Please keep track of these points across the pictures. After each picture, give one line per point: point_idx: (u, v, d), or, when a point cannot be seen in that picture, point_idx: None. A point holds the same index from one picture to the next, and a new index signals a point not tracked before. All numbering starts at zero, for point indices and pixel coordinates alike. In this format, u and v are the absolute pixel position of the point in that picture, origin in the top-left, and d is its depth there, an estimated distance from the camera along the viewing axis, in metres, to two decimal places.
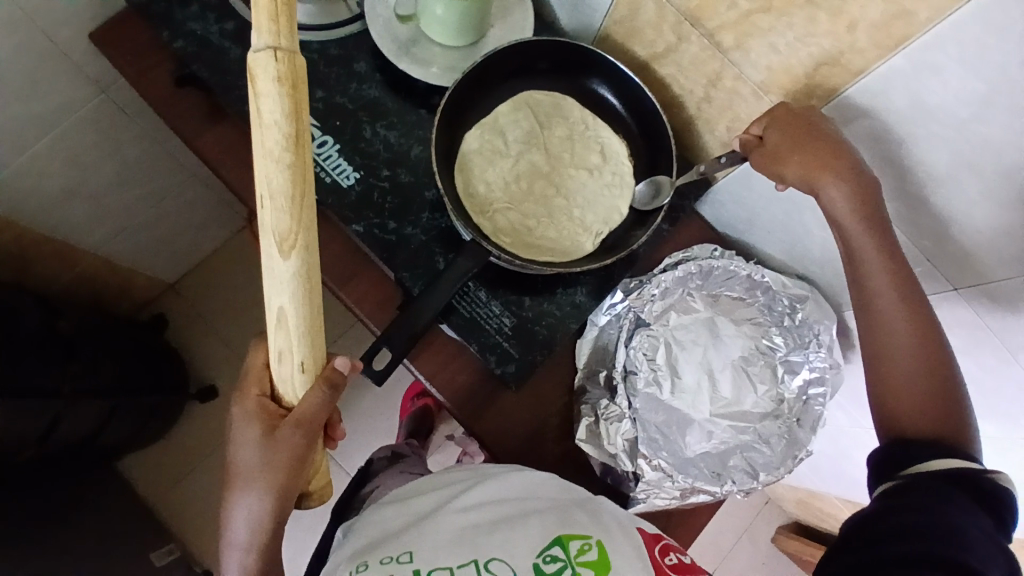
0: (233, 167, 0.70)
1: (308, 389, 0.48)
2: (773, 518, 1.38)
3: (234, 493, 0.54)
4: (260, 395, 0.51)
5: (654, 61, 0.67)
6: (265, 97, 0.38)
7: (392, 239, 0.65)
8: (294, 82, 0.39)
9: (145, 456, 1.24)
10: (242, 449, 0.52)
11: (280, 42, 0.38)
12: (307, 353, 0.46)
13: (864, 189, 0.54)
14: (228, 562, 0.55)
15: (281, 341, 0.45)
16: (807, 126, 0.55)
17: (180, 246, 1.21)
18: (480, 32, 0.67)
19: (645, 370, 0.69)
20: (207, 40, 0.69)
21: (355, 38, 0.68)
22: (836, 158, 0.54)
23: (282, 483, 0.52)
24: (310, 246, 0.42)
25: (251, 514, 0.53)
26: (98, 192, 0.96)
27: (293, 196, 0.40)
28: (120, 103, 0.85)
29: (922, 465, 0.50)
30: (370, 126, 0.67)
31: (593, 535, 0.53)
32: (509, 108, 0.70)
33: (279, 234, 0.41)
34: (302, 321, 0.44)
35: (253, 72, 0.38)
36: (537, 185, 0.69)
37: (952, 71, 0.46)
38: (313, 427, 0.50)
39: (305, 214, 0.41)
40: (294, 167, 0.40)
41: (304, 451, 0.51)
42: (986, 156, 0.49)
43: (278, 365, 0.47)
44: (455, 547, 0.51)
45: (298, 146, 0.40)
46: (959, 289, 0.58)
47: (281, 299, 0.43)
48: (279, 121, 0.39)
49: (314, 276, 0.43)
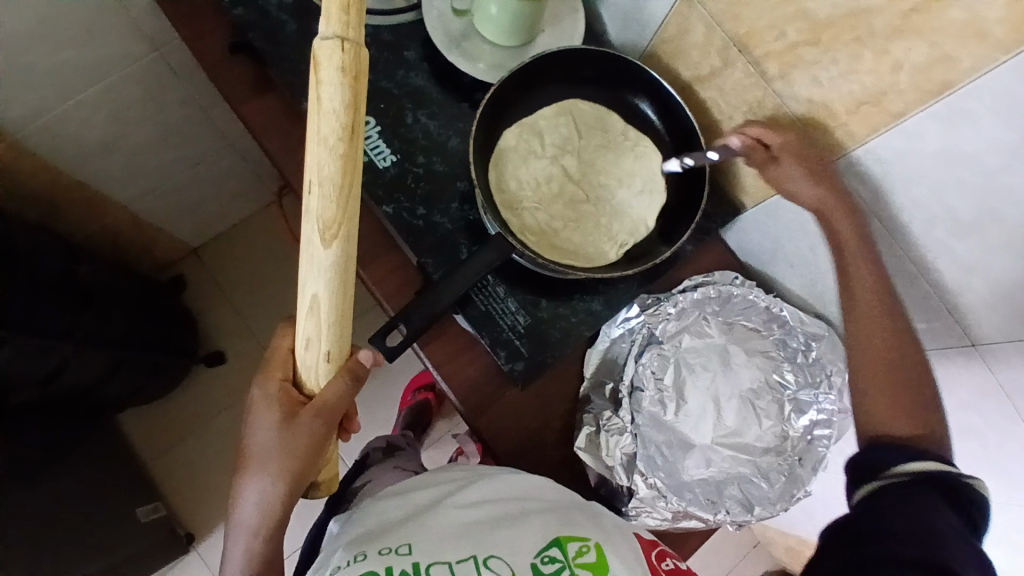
0: (274, 137, 0.72)
1: (331, 378, 0.49)
2: (761, 562, 1.36)
3: (244, 475, 0.53)
4: (282, 379, 0.51)
5: (697, 83, 0.68)
6: (325, 85, 0.39)
7: (420, 224, 0.66)
8: (355, 74, 0.40)
9: (145, 413, 1.25)
10: (259, 430, 0.52)
11: (347, 34, 0.39)
12: (334, 343, 0.47)
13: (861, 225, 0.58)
14: (232, 545, 0.54)
15: (311, 327, 0.45)
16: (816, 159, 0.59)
17: (208, 212, 1.24)
18: (530, 35, 0.68)
19: (651, 389, 0.68)
20: (266, 12, 0.71)
21: (409, 27, 0.70)
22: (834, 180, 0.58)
23: (296, 470, 0.52)
24: (350, 237, 0.43)
25: (260, 498, 0.52)
26: (136, 148, 0.98)
27: (340, 183, 0.41)
28: (172, 64, 0.88)
29: (902, 467, 0.52)
30: (411, 112, 0.68)
31: (591, 537, 0.53)
32: (551, 112, 0.71)
33: (323, 220, 0.42)
34: (334, 311, 0.45)
35: (317, 58, 0.39)
36: (567, 190, 0.70)
37: (985, 122, 0.46)
38: (332, 417, 0.51)
39: (349, 204, 0.42)
40: (346, 155, 0.41)
41: (321, 439, 0.51)
42: (1011, 209, 0.49)
43: (303, 351, 0.48)
44: (456, 540, 0.51)
45: (352, 136, 0.41)
46: (976, 342, 0.58)
47: (316, 285, 0.43)
48: (337, 109, 0.40)
49: (349, 266, 0.44)
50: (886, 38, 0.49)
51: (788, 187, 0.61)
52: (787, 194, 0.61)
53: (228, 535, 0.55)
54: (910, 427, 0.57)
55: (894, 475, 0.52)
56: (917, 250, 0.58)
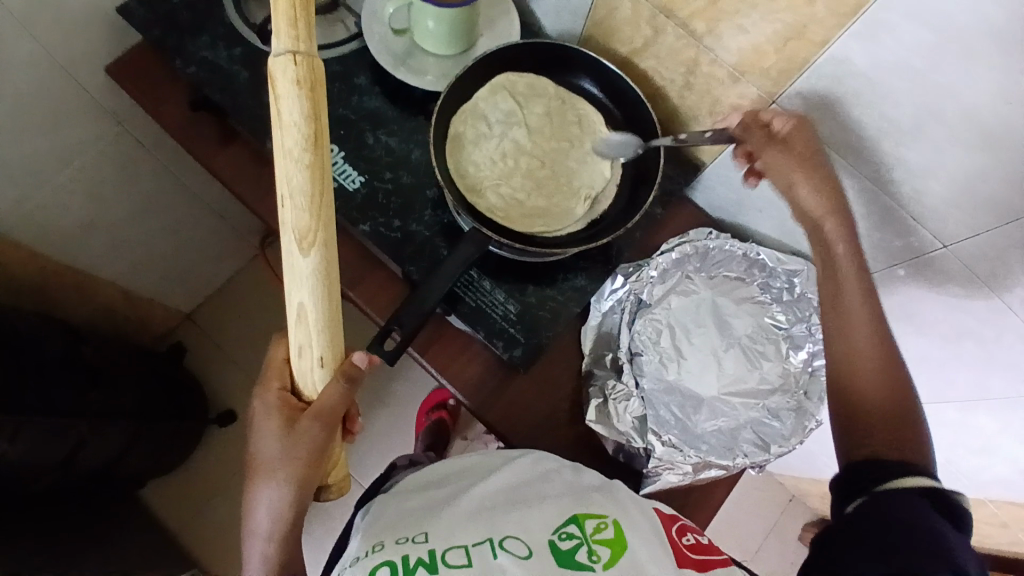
0: (245, 184, 0.75)
1: (326, 383, 0.52)
2: (801, 516, 1.36)
3: (256, 484, 0.56)
4: (281, 388, 0.55)
5: (635, 55, 0.71)
6: (284, 98, 0.42)
7: (399, 236, 0.68)
8: (312, 83, 0.42)
9: (168, 487, 1.26)
10: (263, 440, 0.55)
11: (298, 47, 0.42)
12: (325, 348, 0.49)
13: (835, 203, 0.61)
14: (250, 553, 0.58)
15: (301, 336, 0.48)
16: (809, 148, 0.60)
17: (197, 276, 1.27)
18: (470, 39, 0.71)
19: (651, 353, 0.71)
20: (217, 66, 0.74)
21: (355, 55, 0.73)
22: (817, 164, 0.60)
23: (302, 473, 0.54)
24: (327, 242, 0.46)
25: (271, 504, 0.56)
26: (117, 224, 1.01)
27: (310, 193, 0.44)
28: (137, 134, 0.91)
29: (897, 480, 0.50)
30: (371, 133, 0.71)
31: (609, 514, 0.54)
32: (487, 93, 0.73)
33: (299, 230, 0.44)
34: (321, 316, 0.47)
35: (273, 74, 0.42)
36: (523, 161, 0.73)
37: (902, 27, 0.49)
38: (330, 420, 0.53)
39: (323, 211, 0.45)
40: (312, 164, 0.43)
41: (323, 442, 0.54)
42: (946, 103, 0.52)
43: (298, 360, 0.51)
44: (471, 526, 0.52)
45: (316, 145, 0.43)
46: (948, 245, 0.61)
47: (301, 294, 0.46)
48: (298, 121, 0.42)
49: (331, 270, 0.46)
50: None
51: (789, 178, 0.62)
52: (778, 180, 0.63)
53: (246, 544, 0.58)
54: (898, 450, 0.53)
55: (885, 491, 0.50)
56: (871, 165, 0.61)
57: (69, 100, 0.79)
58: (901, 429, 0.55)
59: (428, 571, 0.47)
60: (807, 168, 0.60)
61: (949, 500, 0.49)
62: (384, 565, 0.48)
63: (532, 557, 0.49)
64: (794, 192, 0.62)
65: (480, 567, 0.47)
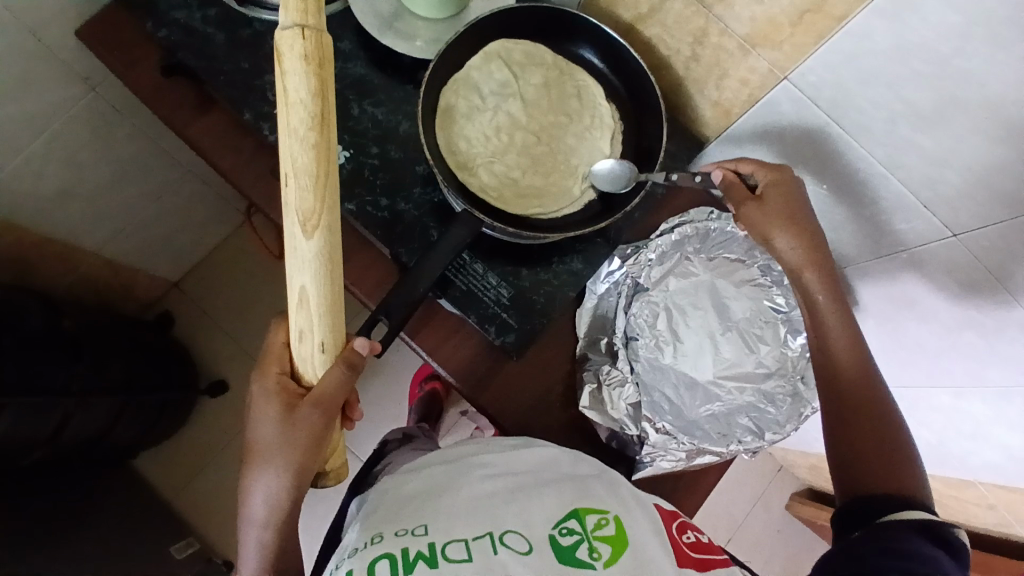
0: (225, 156, 0.71)
1: (328, 369, 0.50)
2: (787, 485, 1.38)
3: (253, 471, 0.55)
4: (279, 373, 0.53)
5: (639, 22, 0.66)
6: (290, 76, 0.41)
7: (387, 216, 0.65)
8: (319, 61, 0.41)
9: (160, 455, 1.26)
10: (262, 426, 0.53)
11: (306, 22, 0.40)
12: (326, 333, 0.48)
13: (806, 236, 0.60)
14: (244, 541, 0.56)
15: (303, 321, 0.47)
16: (790, 203, 0.61)
17: (181, 244, 1.23)
18: (463, 2, 0.66)
19: (647, 336, 0.69)
20: (192, 29, 0.69)
21: (339, 17, 0.68)
22: (797, 215, 0.61)
23: (301, 460, 0.53)
24: (331, 226, 0.44)
25: (268, 492, 0.54)
26: (95, 192, 0.97)
27: (316, 173, 0.42)
28: (109, 98, 0.86)
29: (898, 513, 0.50)
30: (357, 104, 0.67)
31: (611, 510, 0.53)
32: (481, 61, 0.69)
33: (303, 212, 0.43)
34: (322, 302, 0.46)
35: (280, 50, 0.40)
36: (518, 136, 0.69)
37: (928, 5, 0.46)
38: (331, 406, 0.52)
39: (328, 193, 0.43)
40: (318, 144, 0.42)
41: (322, 430, 0.52)
42: (967, 89, 0.48)
43: (299, 344, 0.49)
44: (471, 518, 0.51)
45: (322, 125, 0.42)
46: (958, 235, 0.58)
47: (303, 278, 0.45)
48: (305, 99, 0.41)
49: (334, 255, 0.45)
50: None
51: (766, 231, 0.61)
52: (758, 234, 0.62)
53: (241, 531, 0.57)
54: (897, 479, 0.53)
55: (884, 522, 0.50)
56: (883, 148, 0.57)
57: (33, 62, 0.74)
58: (894, 457, 0.54)
59: (428, 566, 0.46)
60: (783, 224, 0.60)
61: (948, 535, 0.48)
62: (383, 558, 0.46)
63: (533, 553, 0.48)
64: (772, 247, 0.62)
65: (480, 563, 0.46)
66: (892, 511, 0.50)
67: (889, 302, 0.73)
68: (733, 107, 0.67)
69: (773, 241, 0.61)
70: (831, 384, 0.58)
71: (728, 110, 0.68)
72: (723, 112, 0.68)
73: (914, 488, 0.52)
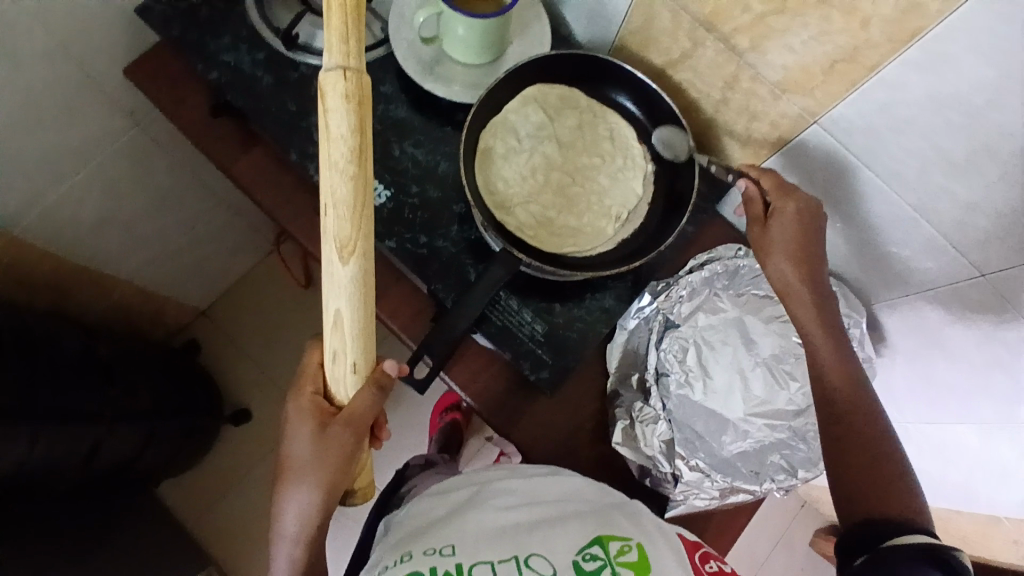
0: (267, 192, 0.73)
1: (359, 389, 0.51)
2: (811, 521, 1.36)
3: (286, 486, 0.56)
4: (313, 393, 0.54)
5: (671, 67, 0.68)
6: (332, 112, 0.40)
7: (424, 252, 0.67)
8: (360, 99, 0.41)
9: (182, 480, 1.27)
10: (295, 444, 0.54)
11: (349, 62, 0.40)
12: (359, 355, 0.48)
13: (799, 261, 0.61)
14: (277, 555, 0.57)
15: (336, 342, 0.47)
16: (802, 227, 0.62)
17: (211, 271, 1.26)
18: (501, 48, 0.69)
19: (677, 372, 0.69)
20: (239, 70, 0.71)
21: (381, 62, 0.71)
22: (795, 240, 0.61)
23: (331, 478, 0.54)
24: (367, 253, 0.44)
25: (299, 508, 0.55)
26: (132, 223, 1.00)
27: (354, 205, 0.42)
28: (153, 132, 0.89)
29: (902, 539, 0.50)
30: (398, 145, 0.69)
31: (633, 537, 0.54)
32: (518, 105, 0.71)
33: (340, 240, 0.43)
34: (357, 325, 0.46)
35: (323, 88, 0.40)
36: (553, 176, 0.71)
37: (963, 59, 0.47)
38: (361, 426, 0.53)
39: (365, 223, 0.43)
40: (357, 178, 0.42)
41: (351, 449, 0.53)
42: (1000, 140, 0.50)
43: (331, 365, 0.49)
44: (495, 544, 0.52)
45: (361, 159, 0.42)
46: (987, 275, 0.59)
47: (338, 302, 0.45)
48: (346, 135, 0.41)
49: (368, 281, 0.45)
50: None
51: (763, 255, 0.63)
52: (760, 252, 0.63)
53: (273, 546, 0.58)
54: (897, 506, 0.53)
55: (886, 549, 0.50)
56: (914, 193, 0.58)
57: (83, 99, 0.77)
58: (893, 484, 0.55)
59: None
60: (782, 252, 0.61)
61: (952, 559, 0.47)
62: None
63: None
64: (767, 270, 0.62)
65: None
66: (895, 537, 0.51)
67: (914, 341, 0.74)
68: (762, 149, 0.68)
69: (768, 265, 0.62)
70: (826, 407, 0.59)
71: (758, 152, 0.69)
72: (752, 154, 0.70)
73: (915, 513, 0.53)
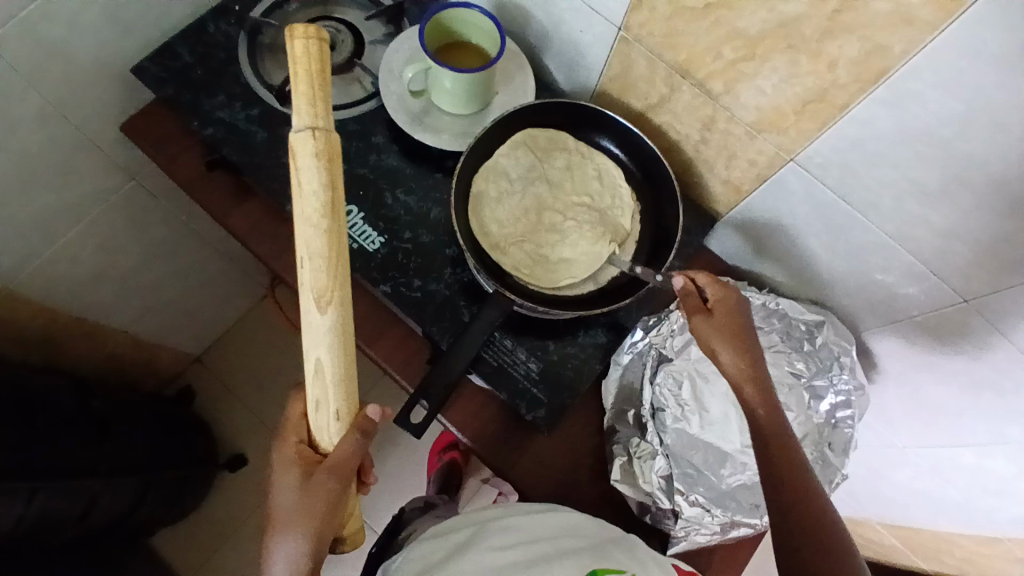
0: (261, 242, 0.75)
1: (342, 436, 0.51)
2: None
3: (273, 537, 0.55)
4: (298, 441, 0.54)
5: (650, 111, 0.71)
6: (304, 170, 0.43)
7: (419, 296, 0.68)
8: (330, 156, 0.43)
9: (176, 533, 1.24)
10: (280, 493, 0.54)
11: (318, 123, 0.43)
12: (341, 402, 0.48)
13: (739, 345, 0.61)
14: None
15: (317, 390, 0.48)
16: (735, 317, 0.63)
17: (204, 318, 1.26)
18: (487, 98, 0.72)
19: (672, 406, 0.68)
20: (234, 126, 0.74)
21: (373, 114, 0.74)
22: (732, 326, 0.62)
23: (318, 526, 0.53)
24: (344, 301, 0.45)
25: (289, 560, 0.54)
26: (127, 274, 1.01)
27: (328, 255, 0.44)
28: (149, 185, 0.91)
29: None
30: (390, 192, 0.71)
31: (628, 570, 0.55)
32: (508, 149, 0.73)
33: (317, 289, 0.44)
34: (337, 372, 0.47)
35: (294, 150, 0.43)
36: (544, 216, 0.73)
37: (928, 95, 0.50)
38: (347, 472, 0.52)
39: (341, 272, 0.44)
40: (330, 229, 0.44)
41: (338, 495, 0.53)
42: (972, 169, 0.52)
43: (315, 413, 0.50)
44: None
45: (334, 212, 0.44)
46: (969, 298, 0.61)
47: (318, 351, 0.46)
48: (317, 190, 0.43)
49: (348, 328, 0.46)
50: (819, 40, 0.53)
51: (711, 343, 0.62)
52: (703, 342, 0.62)
53: None
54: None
55: None
56: (893, 223, 0.61)
57: (80, 158, 0.79)
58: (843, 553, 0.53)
59: None
60: (728, 338, 0.61)
61: None
62: None
63: None
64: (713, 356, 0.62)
65: None
66: None
67: (905, 365, 0.74)
68: (743, 185, 0.71)
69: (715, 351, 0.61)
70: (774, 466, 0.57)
71: (738, 188, 0.72)
72: (734, 190, 0.72)
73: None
